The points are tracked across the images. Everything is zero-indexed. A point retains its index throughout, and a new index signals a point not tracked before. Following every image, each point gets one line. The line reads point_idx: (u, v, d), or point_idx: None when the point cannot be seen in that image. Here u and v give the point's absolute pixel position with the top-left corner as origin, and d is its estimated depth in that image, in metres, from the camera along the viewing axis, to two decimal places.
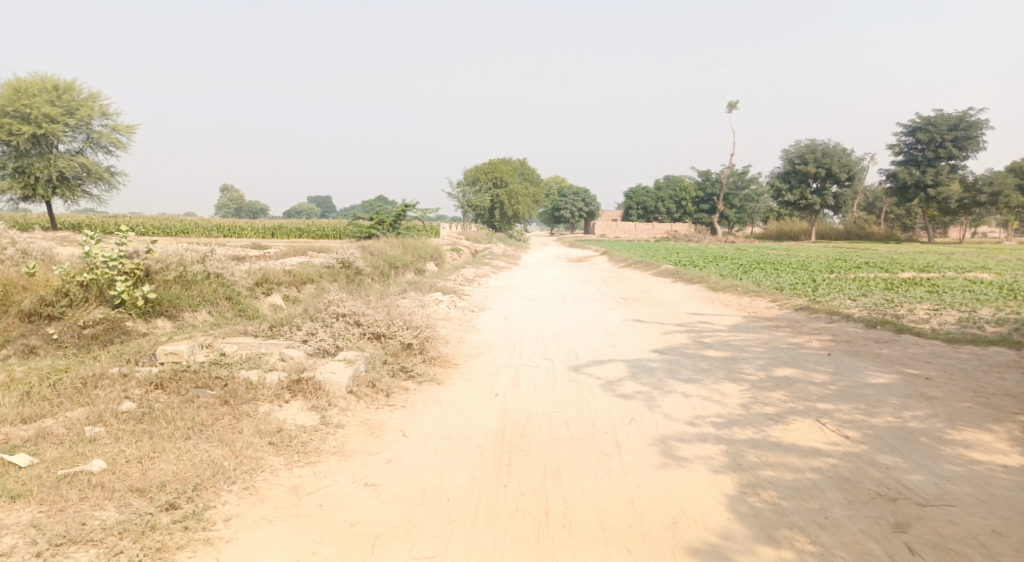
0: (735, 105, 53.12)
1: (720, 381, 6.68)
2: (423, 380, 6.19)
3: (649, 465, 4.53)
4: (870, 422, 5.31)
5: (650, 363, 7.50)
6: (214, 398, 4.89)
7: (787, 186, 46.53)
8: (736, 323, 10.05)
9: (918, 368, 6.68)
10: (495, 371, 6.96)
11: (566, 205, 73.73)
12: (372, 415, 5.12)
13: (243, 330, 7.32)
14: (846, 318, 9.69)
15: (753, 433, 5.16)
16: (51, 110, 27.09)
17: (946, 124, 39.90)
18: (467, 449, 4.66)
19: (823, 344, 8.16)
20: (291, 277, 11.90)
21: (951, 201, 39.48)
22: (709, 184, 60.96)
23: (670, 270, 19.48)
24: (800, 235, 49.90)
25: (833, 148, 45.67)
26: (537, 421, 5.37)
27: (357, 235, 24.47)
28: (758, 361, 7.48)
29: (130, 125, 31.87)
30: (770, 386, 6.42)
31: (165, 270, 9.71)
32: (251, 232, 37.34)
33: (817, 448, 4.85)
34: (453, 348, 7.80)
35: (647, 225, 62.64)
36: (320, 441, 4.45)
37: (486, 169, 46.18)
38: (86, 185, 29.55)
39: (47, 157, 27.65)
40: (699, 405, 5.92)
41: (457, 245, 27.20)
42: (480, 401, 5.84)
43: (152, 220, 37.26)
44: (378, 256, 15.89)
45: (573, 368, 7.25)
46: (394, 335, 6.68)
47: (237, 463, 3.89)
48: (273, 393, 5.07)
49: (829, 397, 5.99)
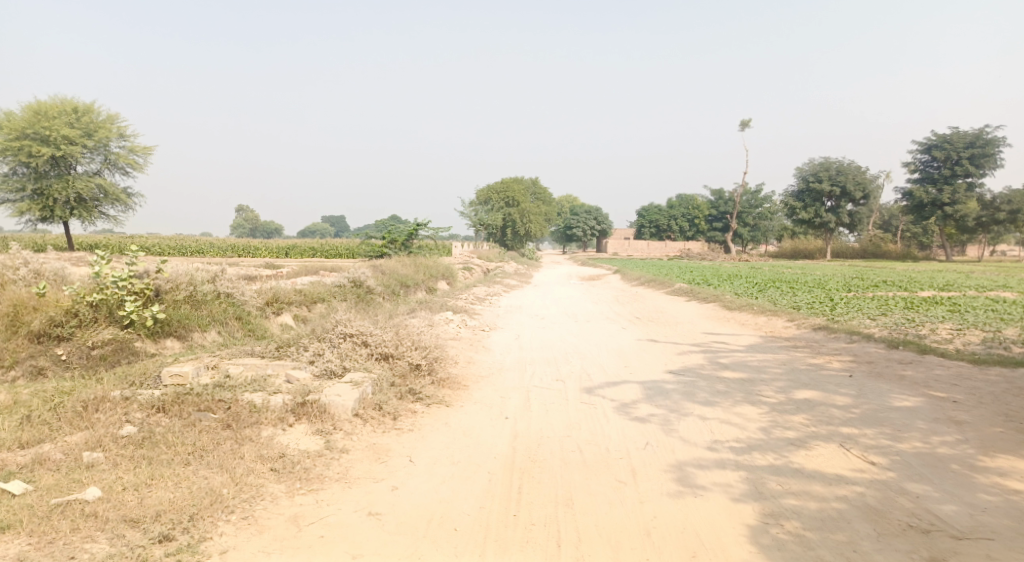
0: (747, 124, 53.03)
1: (737, 403, 6.45)
2: (431, 402, 6.04)
3: (666, 493, 4.33)
4: (897, 447, 5.05)
5: (665, 385, 7.29)
6: (216, 422, 4.78)
7: (801, 205, 46.15)
8: (752, 343, 9.81)
9: (945, 391, 6.41)
10: (506, 393, 6.79)
11: (579, 224, 73.73)
12: (378, 439, 4.97)
13: (250, 350, 7.25)
14: (866, 338, 9.42)
15: (774, 460, 4.93)
16: (70, 133, 27.60)
17: (962, 141, 39.50)
18: (476, 476, 4.49)
19: (844, 365, 7.89)
20: (301, 296, 11.84)
21: (968, 219, 38.92)
22: (722, 202, 60.73)
23: (684, 288, 19.25)
24: (815, 253, 49.34)
25: (847, 166, 45.30)
26: (548, 446, 5.18)
27: (369, 254, 24.54)
28: (777, 382, 7.24)
29: (148, 147, 32.44)
30: (790, 409, 6.18)
31: (175, 289, 9.70)
32: (265, 251, 37.67)
33: (843, 475, 4.60)
34: (462, 369, 7.65)
35: (659, 243, 62.35)
36: (324, 467, 4.31)
37: (498, 188, 46.31)
38: (103, 206, 30.02)
39: (66, 178, 28.14)
40: (717, 429, 5.69)
41: (469, 263, 27.18)
42: (489, 424, 5.67)
43: (168, 240, 37.69)
44: (390, 275, 15.86)
45: (586, 390, 7.06)
46: (402, 355, 6.55)
47: (237, 491, 3.78)
48: (277, 417, 4.94)
49: (853, 421, 5.74)
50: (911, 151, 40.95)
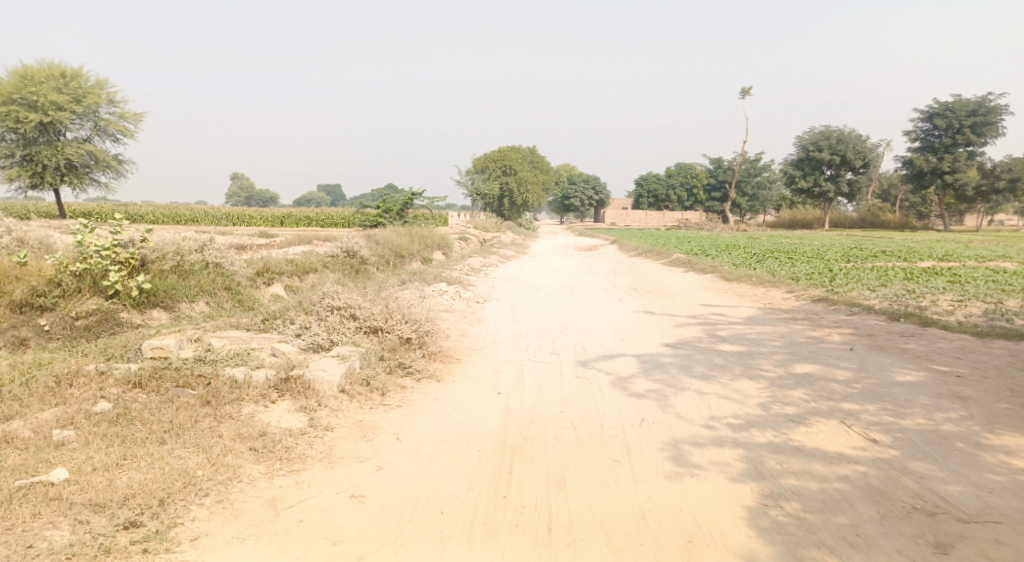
0: (747, 91, 52.00)
1: (736, 378, 6.30)
2: (421, 377, 5.86)
3: (661, 473, 4.18)
4: (900, 424, 4.90)
5: (662, 358, 7.13)
6: (195, 398, 4.60)
7: (800, 173, 45.67)
8: (751, 315, 9.64)
9: (947, 365, 6.26)
10: (498, 366, 6.63)
11: (576, 194, 73.11)
12: (365, 416, 4.80)
13: (236, 323, 7.04)
14: (867, 309, 9.25)
15: (773, 437, 4.79)
16: (58, 98, 26.89)
17: (964, 110, 38.87)
18: (465, 454, 4.33)
19: (844, 338, 7.73)
20: (293, 266, 11.58)
21: (968, 188, 38.57)
22: (721, 171, 60.13)
23: (681, 259, 19.04)
24: (813, 223, 49.03)
25: (848, 134, 44.66)
26: (541, 422, 5.03)
27: (364, 223, 24.19)
28: (776, 356, 7.09)
29: (138, 113, 31.78)
30: (790, 384, 6.04)
31: (162, 259, 9.45)
32: (260, 220, 37.26)
33: (844, 453, 4.45)
34: (455, 342, 7.47)
35: (657, 213, 61.92)
36: (306, 446, 4.15)
37: (495, 156, 45.58)
38: (94, 173, 29.51)
39: (55, 145, 27.53)
40: (715, 404, 5.54)
41: (465, 233, 26.89)
42: (481, 400, 5.51)
43: (161, 208, 37.18)
44: (384, 245, 15.59)
45: (581, 364, 6.89)
46: (392, 328, 6.35)
47: (213, 473, 3.62)
48: (258, 393, 4.77)
49: (854, 396, 5.59)
50: (913, 119, 40.35)
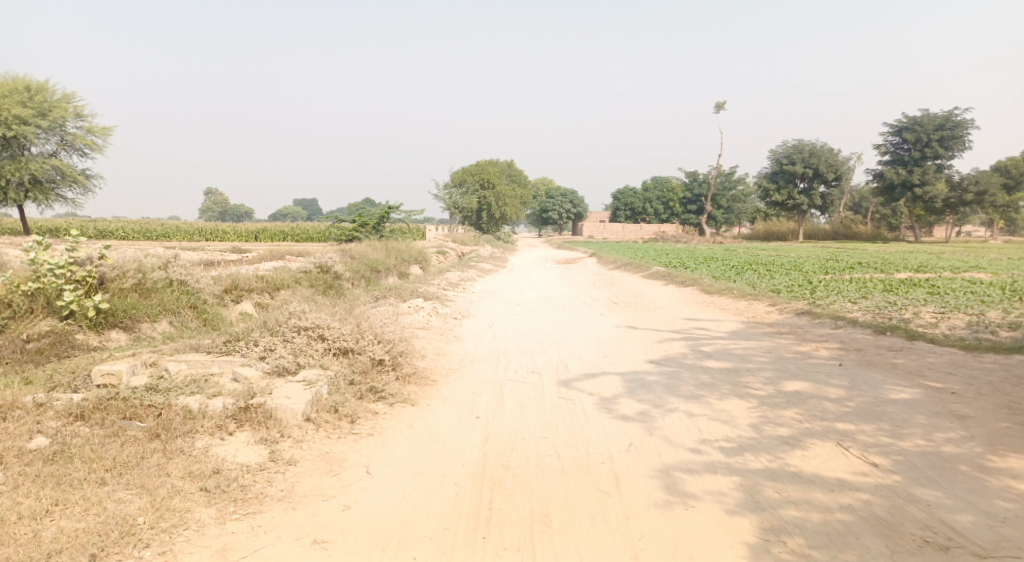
0: (722, 106, 52.64)
1: (724, 397, 6.05)
2: (395, 402, 5.50)
3: (653, 505, 3.88)
4: (899, 447, 4.71)
5: (647, 376, 6.86)
6: (144, 432, 4.13)
7: (775, 186, 46.34)
8: (735, 329, 9.44)
9: (940, 381, 6.11)
10: (477, 388, 6.30)
11: (554, 207, 73.23)
12: (332, 447, 4.42)
13: (196, 345, 6.57)
14: (852, 323, 9.12)
15: (769, 462, 4.53)
16: (23, 112, 25.97)
17: (932, 123, 39.80)
18: (440, 489, 3.99)
19: (832, 353, 7.56)
20: (264, 283, 11.10)
21: (937, 200, 39.37)
22: (697, 184, 60.78)
23: (662, 271, 18.92)
24: (787, 234, 49.67)
25: (820, 148, 45.48)
26: (523, 450, 4.70)
27: (340, 238, 23.69)
28: (764, 372, 6.88)
29: (107, 126, 30.92)
30: (781, 403, 5.81)
31: (122, 277, 8.94)
32: (234, 235, 36.42)
33: (844, 480, 4.22)
34: (431, 363, 7.12)
35: (635, 226, 62.25)
36: (265, 484, 3.74)
37: (473, 170, 45.33)
38: (60, 189, 28.58)
39: (19, 160, 26.49)
40: (705, 427, 5.28)
41: (443, 247, 26.54)
42: (458, 425, 5.17)
43: (131, 223, 36.15)
44: (359, 260, 15.16)
45: (563, 383, 6.60)
46: (363, 350, 5.97)
47: (156, 519, 3.20)
48: (214, 424, 4.32)
49: (848, 416, 5.38)
50: (882, 133, 41.24)
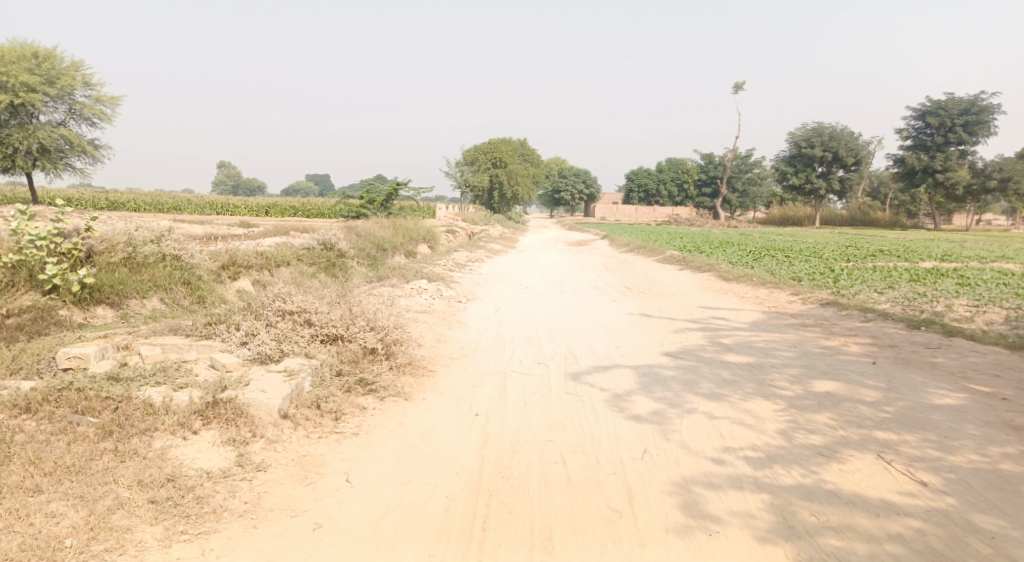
0: (741, 85, 51.21)
1: (749, 397, 5.50)
2: (386, 396, 5.01)
3: (671, 530, 3.37)
4: (950, 462, 4.16)
5: (662, 371, 6.33)
6: (95, 429, 3.65)
7: (793, 170, 45.13)
8: (756, 320, 8.85)
9: (988, 385, 5.54)
10: (478, 380, 5.80)
11: (567, 187, 72.23)
12: (311, 449, 3.95)
13: (176, 327, 6.07)
14: (882, 315, 8.50)
15: (802, 477, 4.01)
16: (30, 79, 25.47)
17: (957, 108, 38.38)
18: (428, 503, 3.50)
19: (864, 349, 6.97)
20: (263, 259, 10.57)
21: (959, 187, 38.12)
22: (712, 166, 59.57)
23: (675, 255, 18.28)
24: (804, 220, 48.61)
25: (840, 131, 44.20)
26: (524, 455, 4.22)
27: (348, 214, 23.16)
28: (790, 369, 6.32)
29: (116, 96, 30.47)
30: (811, 406, 5.26)
31: (110, 251, 8.47)
32: (245, 210, 36.04)
33: (891, 501, 3.70)
34: (430, 351, 6.63)
35: (648, 208, 61.28)
36: (227, 496, 3.27)
37: (485, 148, 44.49)
38: (68, 158, 28.25)
39: (27, 128, 26.06)
40: (728, 432, 4.74)
41: (453, 226, 26.01)
42: (455, 424, 4.68)
43: (143, 195, 35.84)
44: (365, 237, 14.65)
45: (572, 377, 6.08)
46: (353, 337, 5.46)
47: (87, 542, 2.74)
48: (177, 421, 3.81)
49: (888, 423, 4.83)
50: (905, 117, 39.89)
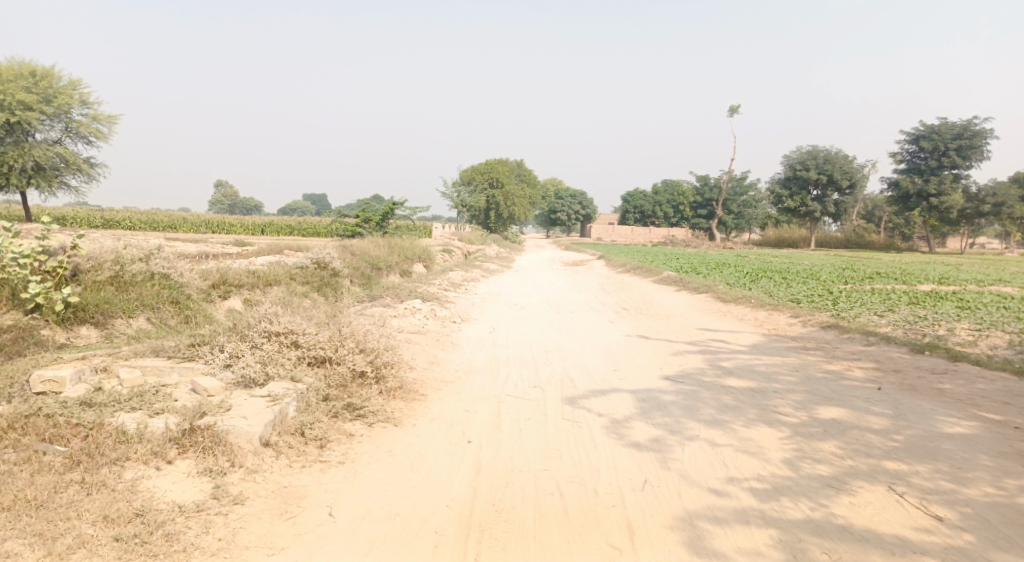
0: (735, 109, 51.68)
1: (751, 424, 5.31)
2: (375, 421, 4.80)
3: None
4: (964, 495, 3.96)
5: (662, 396, 6.13)
6: (63, 458, 3.43)
7: (788, 193, 45.36)
8: (756, 343, 8.68)
9: (998, 412, 5.37)
10: (471, 404, 5.59)
11: (563, 208, 72.44)
12: (293, 479, 3.73)
13: (158, 348, 5.84)
14: (885, 339, 8.35)
15: (810, 510, 3.80)
16: (27, 97, 25.42)
17: (950, 132, 38.72)
18: (416, 540, 3.28)
19: (868, 374, 6.80)
20: (255, 277, 10.37)
21: (954, 211, 38.30)
22: (708, 188, 59.88)
23: (672, 276, 18.16)
24: (799, 242, 48.73)
25: (835, 154, 44.52)
26: (518, 486, 4.01)
27: (343, 234, 23.01)
28: (793, 394, 6.13)
29: (113, 115, 30.49)
30: (817, 433, 5.07)
31: (97, 269, 8.25)
32: (240, 228, 35.86)
33: (906, 537, 3.49)
34: (421, 374, 6.42)
35: (644, 230, 61.42)
36: (199, 532, 3.05)
37: (482, 169, 44.58)
38: (64, 176, 28.10)
39: (22, 146, 25.93)
40: (731, 461, 4.54)
41: (449, 246, 25.85)
42: (446, 451, 4.47)
43: (138, 213, 35.65)
44: (359, 256, 14.49)
45: (568, 401, 5.88)
46: (342, 360, 5.26)
47: None
48: (150, 450, 3.60)
49: (898, 453, 4.63)
50: (899, 140, 40.25)
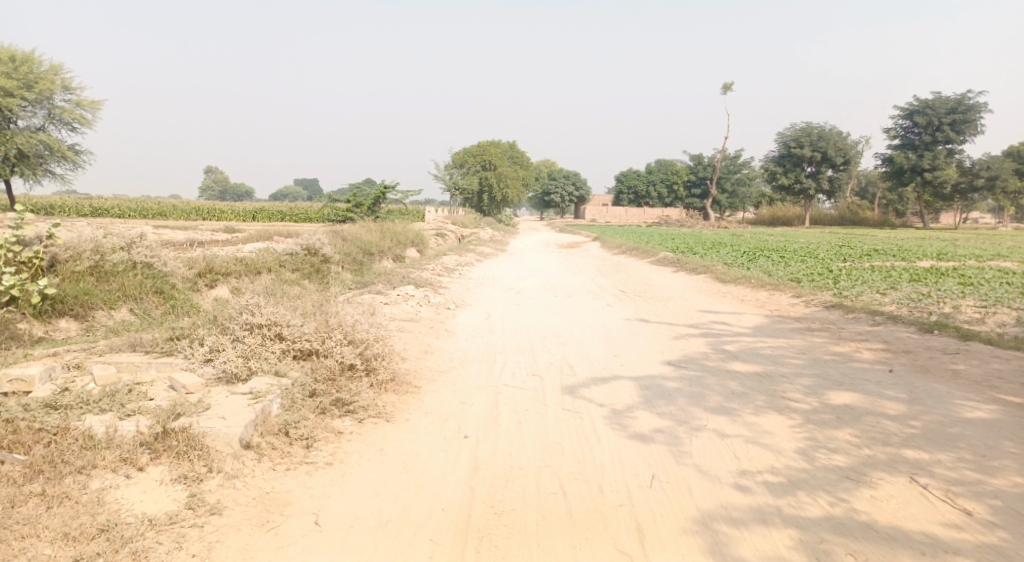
0: (729, 86, 50.98)
1: (761, 411, 5.07)
2: (365, 417, 4.52)
3: None
4: (992, 486, 3.74)
5: (665, 382, 5.89)
6: (22, 468, 3.13)
7: (782, 170, 44.96)
8: (759, 324, 8.43)
9: (1017, 394, 5.15)
10: (467, 396, 5.32)
11: (557, 190, 71.92)
12: (276, 484, 3.45)
13: (135, 342, 5.52)
14: (891, 318, 8.12)
15: (830, 506, 3.57)
16: (6, 83, 24.71)
17: (944, 107, 38.37)
18: (409, 549, 3.02)
19: (877, 356, 6.58)
20: (243, 265, 10.02)
21: (948, 186, 38.07)
22: (701, 167, 59.41)
23: (669, 257, 17.88)
24: (793, 220, 48.52)
25: (829, 131, 44.12)
26: (519, 486, 3.75)
27: (334, 218, 22.59)
28: (802, 379, 5.90)
29: (97, 100, 29.75)
30: (831, 421, 4.83)
31: (75, 260, 7.86)
32: (231, 215, 35.32)
33: (935, 535, 3.27)
34: (414, 364, 6.14)
35: (638, 210, 61.07)
36: (171, 548, 2.78)
37: (474, 151, 44.00)
38: (48, 164, 27.46)
39: (4, 133, 25.26)
40: (742, 452, 4.30)
41: (443, 229, 25.48)
42: (441, 449, 4.21)
43: (127, 201, 35.03)
44: (351, 242, 14.14)
45: (568, 390, 5.62)
46: (329, 352, 4.98)
47: None
48: (120, 457, 3.32)
49: (917, 441, 4.41)
50: (893, 116, 39.84)
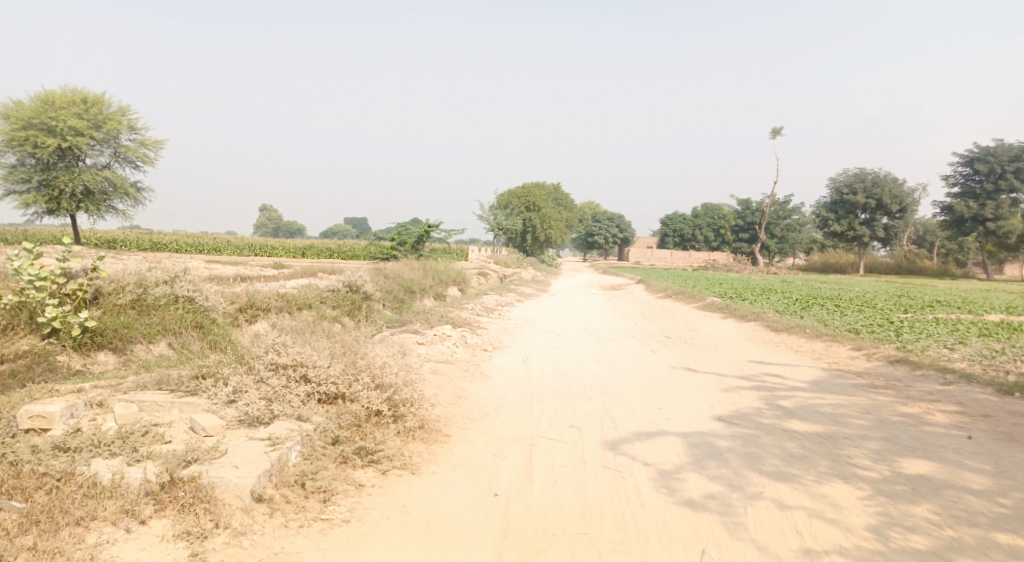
0: (778, 130, 50.14)
1: (824, 479, 4.53)
2: (389, 469, 4.23)
3: None
4: None
5: (716, 440, 5.40)
6: (19, 517, 2.96)
7: (834, 216, 43.47)
8: (817, 379, 7.79)
9: None
10: (500, 448, 4.96)
11: (600, 231, 71.63)
12: (287, 544, 3.16)
13: (162, 379, 5.42)
14: (966, 377, 7.38)
15: None
16: (78, 124, 26.32)
17: (1007, 154, 36.54)
18: None
19: (954, 419, 5.90)
20: (283, 301, 10.03)
21: (1013, 237, 35.92)
22: (749, 212, 58.22)
23: (716, 302, 17.19)
24: (846, 268, 46.65)
25: (883, 177, 42.60)
26: (552, 556, 3.36)
27: (378, 255, 22.82)
28: (870, 442, 5.30)
29: (160, 141, 31.43)
30: (907, 493, 4.26)
31: (119, 292, 7.96)
32: (281, 251, 36.38)
33: None
34: (446, 411, 5.83)
35: (683, 254, 60.01)
36: None
37: (518, 192, 44.35)
38: (112, 201, 28.93)
39: (73, 170, 26.86)
40: (805, 527, 3.79)
41: (484, 269, 25.43)
42: (469, 508, 3.85)
43: (184, 235, 36.58)
44: (392, 279, 14.13)
45: (609, 446, 5.20)
46: (356, 397, 4.74)
47: None
48: (122, 509, 3.12)
49: (1012, 523, 3.80)
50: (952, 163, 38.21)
